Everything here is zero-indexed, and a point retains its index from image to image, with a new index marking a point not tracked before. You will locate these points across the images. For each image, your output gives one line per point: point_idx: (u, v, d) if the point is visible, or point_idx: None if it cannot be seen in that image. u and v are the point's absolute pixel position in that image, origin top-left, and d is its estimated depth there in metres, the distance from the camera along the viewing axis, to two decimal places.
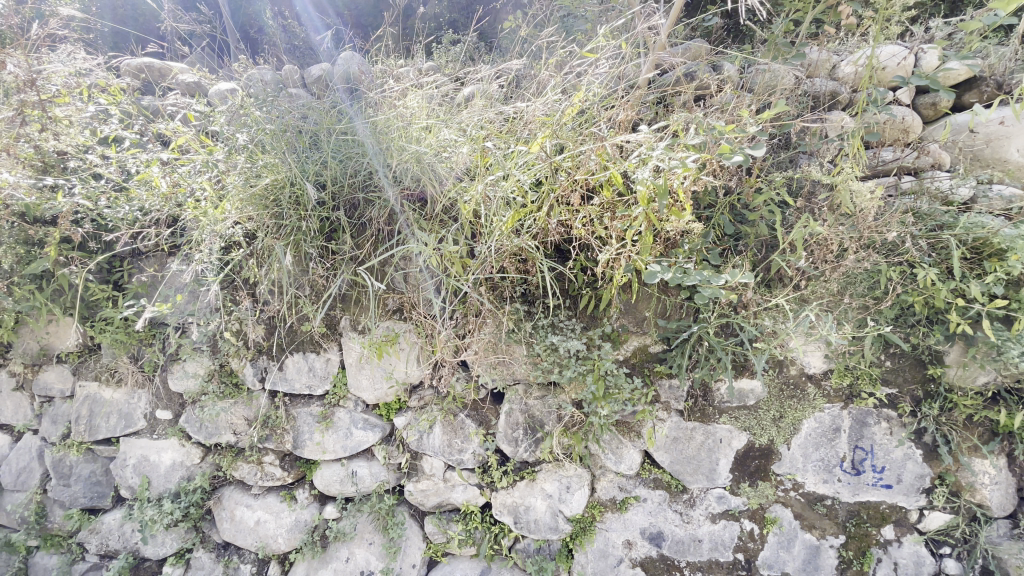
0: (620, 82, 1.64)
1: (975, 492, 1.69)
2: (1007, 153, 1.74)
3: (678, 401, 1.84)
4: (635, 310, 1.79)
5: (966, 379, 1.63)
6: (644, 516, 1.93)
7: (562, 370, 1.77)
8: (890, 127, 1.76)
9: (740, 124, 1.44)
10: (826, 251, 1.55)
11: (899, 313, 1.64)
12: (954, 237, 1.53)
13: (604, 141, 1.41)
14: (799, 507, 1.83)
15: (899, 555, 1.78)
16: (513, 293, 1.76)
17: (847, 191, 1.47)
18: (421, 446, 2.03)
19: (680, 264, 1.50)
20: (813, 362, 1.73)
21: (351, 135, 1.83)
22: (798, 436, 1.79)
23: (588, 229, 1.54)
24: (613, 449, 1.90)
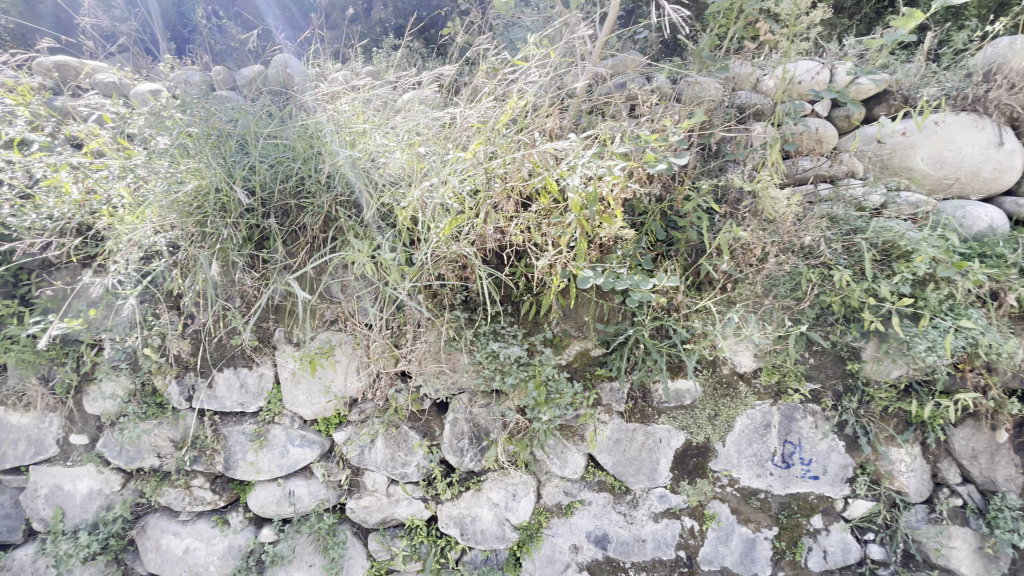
0: (554, 91, 1.66)
1: (893, 479, 1.80)
2: (914, 162, 1.88)
3: (619, 403, 1.87)
4: (575, 315, 1.82)
5: (880, 373, 1.74)
6: (589, 519, 1.93)
7: (503, 377, 1.75)
8: (806, 136, 1.84)
9: (664, 134, 1.50)
10: (749, 255, 1.63)
11: (819, 312, 1.73)
12: (865, 241, 1.65)
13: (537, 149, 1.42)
14: (735, 502, 1.89)
15: (827, 543, 1.86)
16: (453, 300, 1.73)
17: (767, 198, 1.56)
18: (362, 462, 1.96)
19: (613, 269, 1.55)
20: (744, 361, 1.80)
21: (281, 139, 1.76)
22: (732, 433, 1.86)
23: (526, 236, 1.54)
24: (558, 453, 1.90)
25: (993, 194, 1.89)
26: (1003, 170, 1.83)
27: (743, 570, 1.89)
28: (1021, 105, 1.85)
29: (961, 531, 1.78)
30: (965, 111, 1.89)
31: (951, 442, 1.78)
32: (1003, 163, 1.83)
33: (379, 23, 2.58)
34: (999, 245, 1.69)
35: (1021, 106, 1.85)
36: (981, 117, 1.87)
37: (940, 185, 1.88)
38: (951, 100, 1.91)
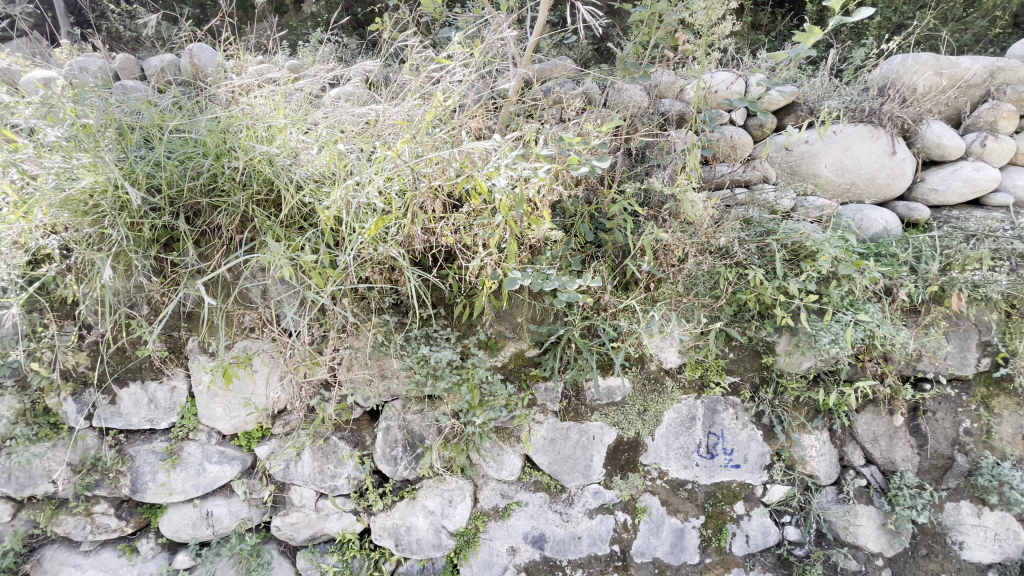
0: (485, 93, 1.66)
1: (806, 464, 1.91)
2: (818, 169, 2.03)
3: (554, 402, 1.89)
4: (509, 316, 1.82)
5: (793, 365, 1.85)
6: (526, 520, 1.93)
7: (435, 382, 1.72)
8: (722, 143, 1.96)
9: (587, 138, 1.54)
10: (671, 256, 1.70)
11: (737, 309, 1.83)
12: (776, 242, 1.76)
13: (463, 148, 1.40)
14: (664, 494, 1.95)
15: (749, 528, 1.95)
16: (382, 304, 1.68)
17: (686, 201, 1.62)
18: (288, 476, 1.86)
19: (543, 270, 1.56)
20: (669, 357, 1.87)
21: (189, 132, 1.64)
22: (660, 427, 1.92)
23: (456, 237, 1.51)
24: (494, 456, 1.89)
25: (888, 199, 2.07)
26: (895, 177, 2.01)
27: (673, 560, 1.94)
28: (912, 118, 2.03)
29: (866, 510, 1.90)
30: (862, 123, 2.04)
31: (855, 427, 1.91)
32: (895, 170, 2.01)
33: (311, 18, 2.56)
34: (892, 246, 1.87)
35: (912, 118, 2.03)
36: (876, 128, 2.03)
37: (843, 190, 2.03)
38: (851, 112, 2.06)
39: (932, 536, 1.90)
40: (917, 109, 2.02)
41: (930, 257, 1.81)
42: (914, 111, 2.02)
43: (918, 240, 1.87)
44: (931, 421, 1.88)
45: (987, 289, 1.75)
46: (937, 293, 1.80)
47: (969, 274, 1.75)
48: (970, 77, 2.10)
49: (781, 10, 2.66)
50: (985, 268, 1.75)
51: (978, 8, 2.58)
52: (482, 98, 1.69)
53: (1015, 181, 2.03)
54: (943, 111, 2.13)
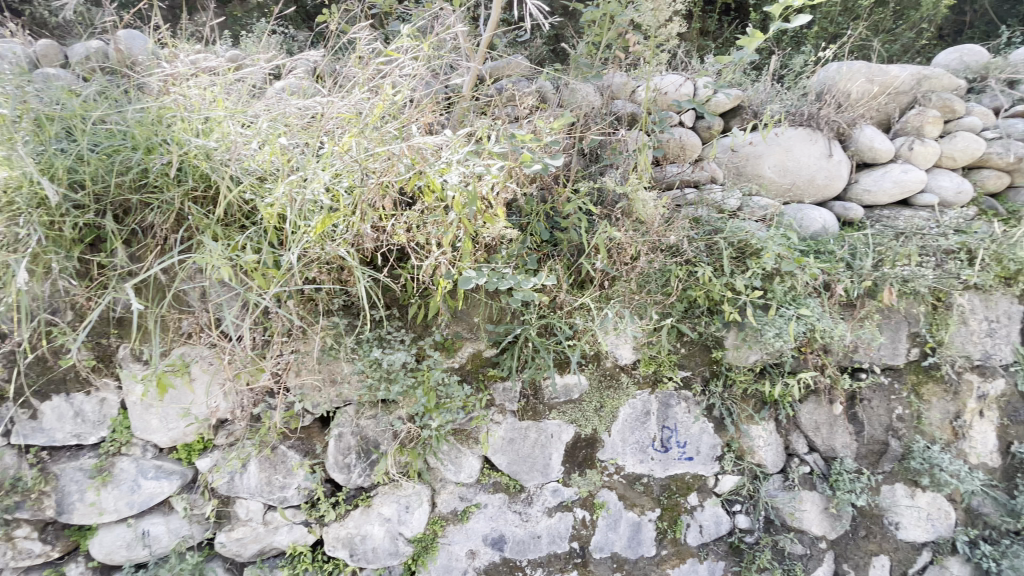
0: (439, 91, 1.64)
1: (754, 453, 1.98)
2: (762, 170, 2.11)
3: (512, 402, 1.88)
4: (466, 317, 1.80)
5: (740, 358, 1.91)
6: (485, 522, 1.91)
7: (389, 385, 1.67)
8: (671, 143, 1.98)
9: (539, 136, 1.53)
10: (623, 255, 1.74)
11: (688, 306, 1.88)
12: (724, 240, 1.82)
13: (412, 141, 1.35)
14: (622, 489, 1.97)
15: (702, 518, 2.00)
16: (331, 306, 1.62)
17: (637, 200, 1.67)
18: (232, 490, 1.77)
19: (498, 269, 1.55)
20: (624, 354, 1.90)
21: (118, 125, 1.53)
22: (617, 423, 1.95)
23: (409, 235, 1.47)
24: (452, 459, 1.85)
25: (826, 199, 2.17)
26: (833, 178, 2.12)
27: (631, 553, 1.97)
28: (847, 122, 2.16)
29: (810, 495, 1.99)
30: (801, 126, 2.14)
31: (799, 417, 1.99)
32: (832, 172, 2.11)
33: (257, 7, 2.47)
34: (830, 243, 1.97)
35: (847, 123, 2.15)
36: (814, 132, 2.13)
37: (785, 191, 2.12)
38: (792, 116, 2.16)
39: (870, 518, 2.02)
40: (851, 114, 2.15)
41: (864, 254, 1.92)
42: (848, 116, 2.14)
43: (853, 238, 1.98)
44: (867, 408, 1.99)
45: (915, 283, 1.88)
46: (872, 287, 1.91)
47: (899, 269, 1.89)
48: (898, 84, 2.23)
49: (727, 18, 2.77)
50: (913, 264, 1.89)
51: (907, 21, 2.76)
52: (434, 94, 1.66)
53: (940, 182, 2.16)
54: (874, 116, 2.27)
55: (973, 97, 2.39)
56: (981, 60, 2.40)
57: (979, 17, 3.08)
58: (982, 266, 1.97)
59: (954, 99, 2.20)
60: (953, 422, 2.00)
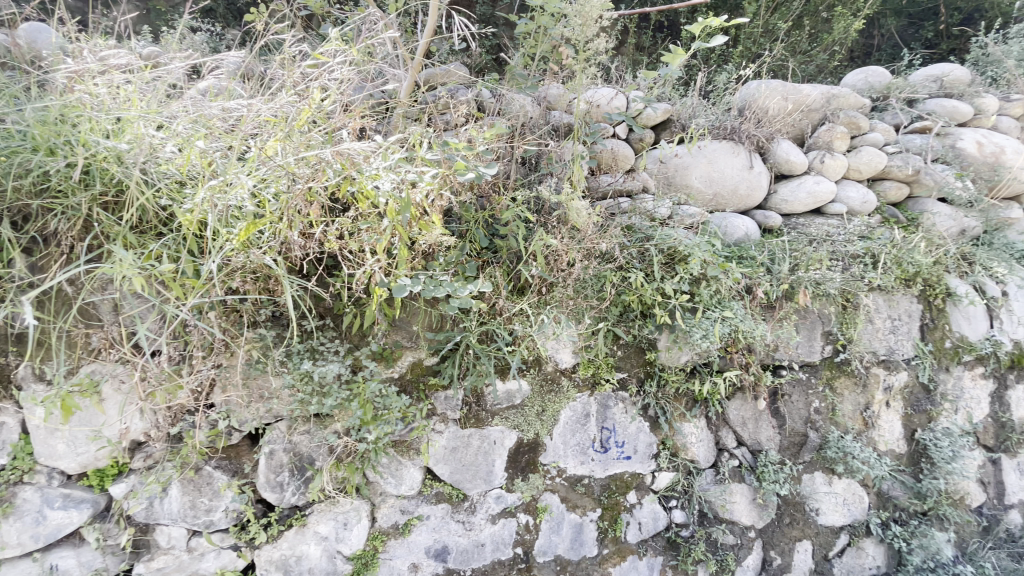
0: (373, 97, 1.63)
1: (688, 450, 2.06)
2: (689, 181, 2.23)
3: (454, 410, 1.86)
4: (405, 325, 1.78)
5: (672, 359, 1.99)
6: (428, 534, 1.87)
7: (322, 399, 1.62)
8: (605, 155, 2.09)
9: (474, 144, 1.54)
10: (560, 261, 1.79)
11: (623, 310, 1.96)
12: (654, 247, 1.93)
13: (340, 147, 1.32)
14: (564, 491, 2.00)
15: (641, 515, 2.05)
16: (257, 317, 1.56)
17: (572, 208, 1.72)
18: (152, 516, 1.64)
19: (434, 276, 1.53)
20: (564, 358, 1.94)
21: (16, 123, 1.41)
22: (558, 426, 1.98)
23: (341, 242, 1.42)
24: (392, 471, 1.81)
25: (748, 208, 2.32)
26: (753, 189, 2.26)
27: (574, 555, 2.00)
28: (765, 137, 2.31)
29: (739, 487, 2.10)
30: (724, 140, 2.28)
31: (727, 413, 2.10)
32: (754, 182, 2.26)
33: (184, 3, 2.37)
34: (751, 249, 2.11)
35: (765, 137, 2.31)
36: (736, 145, 2.28)
37: (710, 200, 2.24)
38: (716, 130, 2.29)
39: (794, 506, 2.15)
40: (768, 129, 2.31)
41: (782, 259, 2.07)
42: (765, 131, 2.30)
43: (772, 244, 2.13)
44: (788, 403, 2.13)
45: (826, 285, 2.04)
46: (789, 290, 2.05)
47: (812, 273, 2.04)
48: (810, 102, 2.43)
49: (660, 35, 2.92)
50: (823, 268, 2.06)
51: (820, 43, 3.01)
52: (370, 100, 1.65)
53: (848, 193, 2.35)
54: (790, 131, 2.45)
55: (877, 115, 2.62)
56: (883, 81, 2.64)
57: (884, 41, 3.40)
58: (885, 269, 2.16)
59: (859, 117, 2.41)
60: (864, 413, 2.18)
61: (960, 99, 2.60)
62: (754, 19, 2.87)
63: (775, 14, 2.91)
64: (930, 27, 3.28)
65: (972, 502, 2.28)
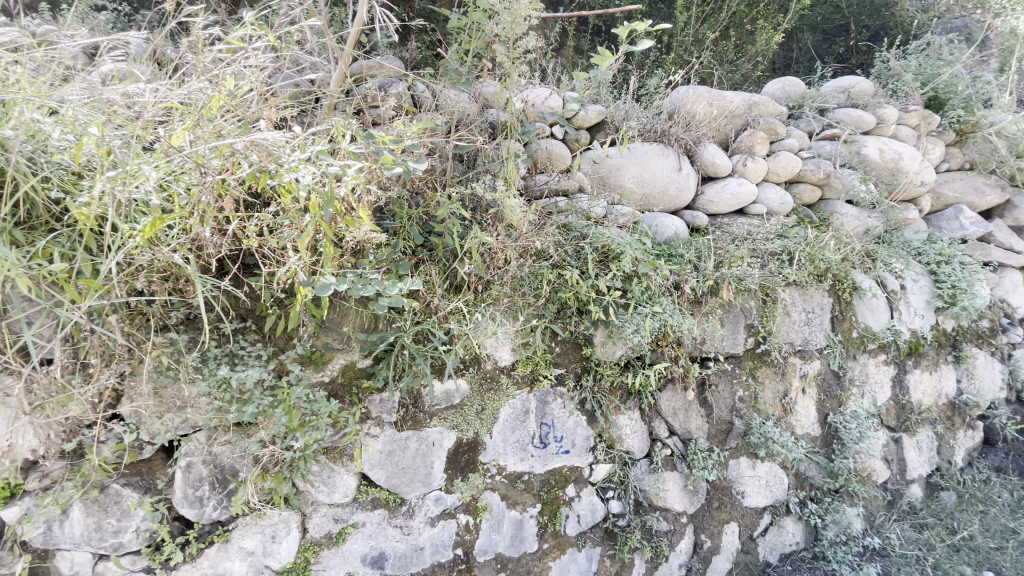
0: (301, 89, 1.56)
1: (623, 442, 2.12)
2: (622, 181, 2.30)
3: (390, 413, 1.81)
4: (336, 326, 1.72)
5: (608, 354, 2.04)
6: (364, 542, 1.80)
7: (241, 407, 1.53)
8: (540, 155, 2.12)
9: (403, 139, 1.50)
10: (495, 258, 1.79)
11: (560, 307, 1.98)
12: (588, 245, 1.98)
13: (254, 136, 1.24)
14: (504, 489, 2.00)
15: (579, 508, 2.08)
16: (167, 321, 1.46)
17: (507, 206, 1.72)
18: (50, 541, 1.49)
19: (363, 274, 1.48)
20: (503, 356, 1.94)
21: None
22: (497, 424, 1.97)
23: (260, 239, 1.35)
24: (324, 479, 1.74)
25: (678, 208, 2.42)
26: (682, 190, 2.36)
27: (514, 552, 1.99)
28: (692, 140, 2.42)
29: (671, 475, 2.18)
30: (654, 142, 2.37)
31: (659, 404, 2.18)
32: (682, 184, 2.36)
33: None
34: (679, 248, 2.20)
35: (692, 141, 2.42)
36: (666, 147, 2.37)
37: (642, 200, 2.32)
38: (646, 133, 2.38)
39: (722, 490, 2.26)
40: (695, 132, 2.42)
41: (707, 256, 2.18)
42: (692, 135, 2.41)
43: (698, 242, 2.23)
44: (715, 392, 2.24)
45: (746, 281, 2.17)
46: (714, 286, 2.16)
47: (734, 270, 2.17)
48: (733, 108, 2.56)
49: (598, 39, 3.02)
50: (744, 264, 2.19)
51: (745, 54, 3.19)
52: (297, 91, 1.57)
53: (768, 195, 2.49)
54: (715, 135, 2.57)
55: (793, 122, 2.81)
56: (798, 90, 2.83)
57: (802, 55, 3.67)
58: (799, 265, 2.33)
59: (777, 123, 2.57)
60: (782, 400, 2.33)
61: (866, 109, 2.82)
62: (684, 28, 3.04)
63: (704, 24, 3.08)
64: (841, 43, 3.57)
65: (877, 478, 2.50)
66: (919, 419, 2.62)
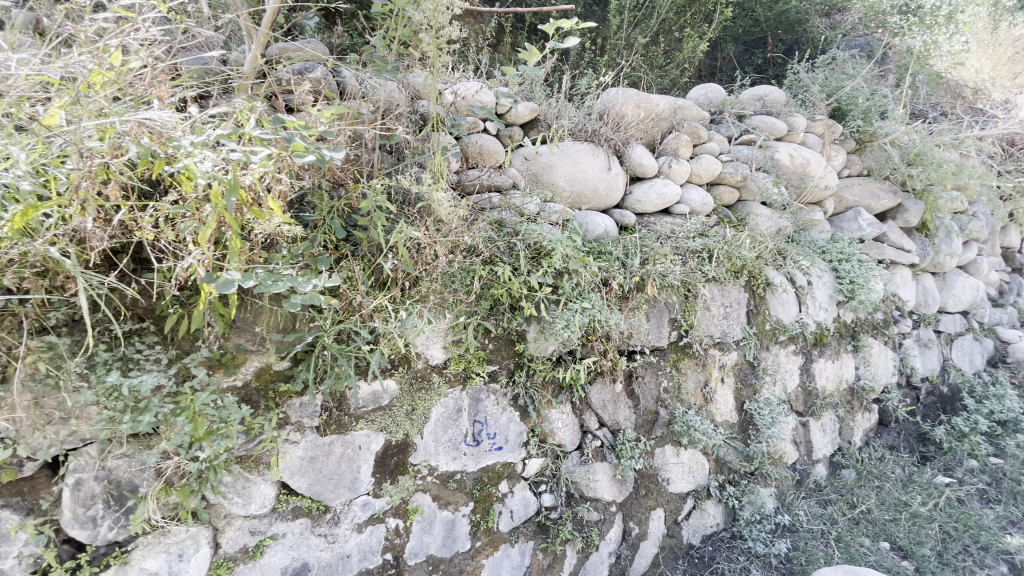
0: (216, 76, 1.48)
1: (555, 436, 2.14)
2: (555, 179, 2.32)
3: (311, 417, 1.72)
4: (249, 326, 1.61)
5: (540, 350, 2.06)
6: (284, 554, 1.70)
7: (137, 416, 1.39)
8: (471, 147, 2.11)
9: (319, 127, 1.42)
10: (423, 254, 1.75)
11: (492, 304, 1.98)
12: (520, 242, 1.98)
13: (140, 117, 1.13)
14: (435, 490, 1.95)
15: (512, 504, 2.08)
16: (46, 322, 1.31)
17: (435, 200, 1.69)
18: None
19: (275, 269, 1.39)
20: (434, 354, 1.91)
21: None
22: (428, 424, 1.93)
23: (155, 231, 1.23)
24: (238, 490, 1.62)
25: (608, 208, 2.48)
26: (611, 189, 2.42)
27: (446, 553, 1.95)
28: (621, 141, 2.50)
29: (601, 466, 2.23)
30: (585, 141, 2.41)
31: (590, 397, 2.22)
32: (612, 183, 2.41)
33: None
34: (609, 245, 2.26)
35: (621, 141, 2.49)
36: (596, 147, 2.42)
37: (573, 198, 2.36)
38: (577, 132, 2.42)
39: (648, 478, 2.34)
40: (623, 134, 2.50)
41: (634, 254, 2.25)
42: (621, 136, 2.49)
43: (626, 240, 2.30)
44: (642, 384, 2.32)
45: (669, 277, 2.27)
46: (640, 282, 2.25)
47: (658, 266, 2.26)
48: (659, 111, 2.65)
49: (533, 37, 3.04)
50: (667, 261, 2.29)
51: (673, 60, 3.33)
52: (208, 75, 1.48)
53: (691, 195, 2.60)
54: (644, 137, 2.66)
55: (715, 127, 2.96)
56: (720, 97, 3.02)
57: (725, 65, 3.87)
58: (718, 262, 2.47)
59: (700, 127, 2.69)
60: (703, 389, 2.46)
61: (779, 117, 3.03)
62: (616, 32, 3.13)
63: (635, 29, 3.19)
64: (759, 55, 3.81)
65: (788, 459, 2.70)
66: (823, 404, 2.86)
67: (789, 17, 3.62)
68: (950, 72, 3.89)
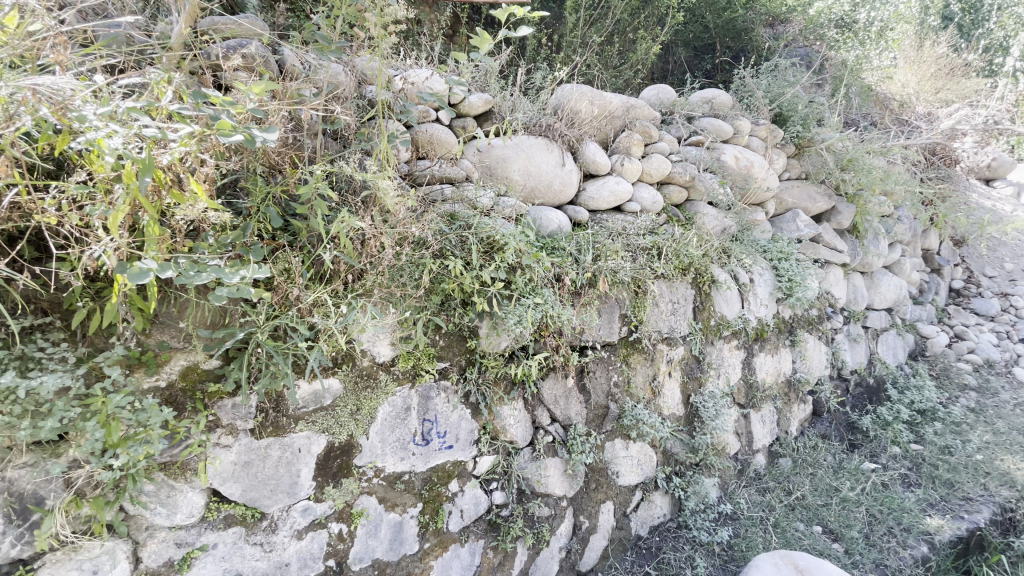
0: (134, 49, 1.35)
1: (506, 432, 2.11)
2: (509, 173, 2.29)
3: (245, 419, 1.61)
4: (173, 322, 1.49)
5: (492, 346, 2.02)
6: (215, 565, 1.58)
7: (38, 422, 1.26)
8: (421, 138, 2.06)
9: (249, 105, 1.32)
10: (368, 246, 1.67)
11: (443, 300, 1.93)
12: (472, 235, 1.93)
13: (33, 83, 1.00)
14: (382, 492, 1.88)
15: (462, 503, 2.03)
16: None
17: (380, 189, 1.62)
18: None
19: (199, 259, 1.29)
20: (381, 351, 1.84)
21: None
22: (375, 423, 1.86)
23: (58, 214, 1.11)
24: (163, 499, 1.49)
25: (562, 204, 2.47)
26: (565, 185, 2.41)
27: (393, 556, 1.88)
28: (575, 137, 2.50)
29: (553, 461, 2.22)
30: (539, 136, 2.39)
31: (542, 393, 2.21)
32: (565, 179, 2.41)
33: None
34: (561, 241, 2.26)
35: (575, 138, 2.49)
36: (550, 143, 2.41)
37: (528, 193, 2.33)
38: (531, 127, 2.40)
39: (598, 473, 2.36)
40: (577, 130, 2.50)
41: (586, 250, 2.26)
42: (575, 132, 2.49)
43: (579, 236, 2.31)
44: (593, 379, 2.34)
45: (619, 273, 2.30)
46: (591, 278, 2.25)
47: (609, 262, 2.28)
48: (613, 109, 2.67)
49: (489, 29, 3.00)
50: (618, 258, 2.31)
51: (626, 61, 3.37)
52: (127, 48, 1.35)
53: (642, 194, 2.64)
54: (598, 135, 2.67)
55: (666, 127, 3.02)
56: (670, 98, 3.08)
57: (676, 68, 3.97)
58: (666, 259, 2.52)
59: (651, 127, 2.73)
60: (651, 384, 2.50)
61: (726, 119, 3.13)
62: (572, 29, 3.13)
63: (590, 28, 3.20)
64: (708, 60, 3.93)
65: (730, 450, 2.80)
66: (763, 396, 2.99)
67: (736, 25, 3.76)
68: (878, 85, 4.17)
